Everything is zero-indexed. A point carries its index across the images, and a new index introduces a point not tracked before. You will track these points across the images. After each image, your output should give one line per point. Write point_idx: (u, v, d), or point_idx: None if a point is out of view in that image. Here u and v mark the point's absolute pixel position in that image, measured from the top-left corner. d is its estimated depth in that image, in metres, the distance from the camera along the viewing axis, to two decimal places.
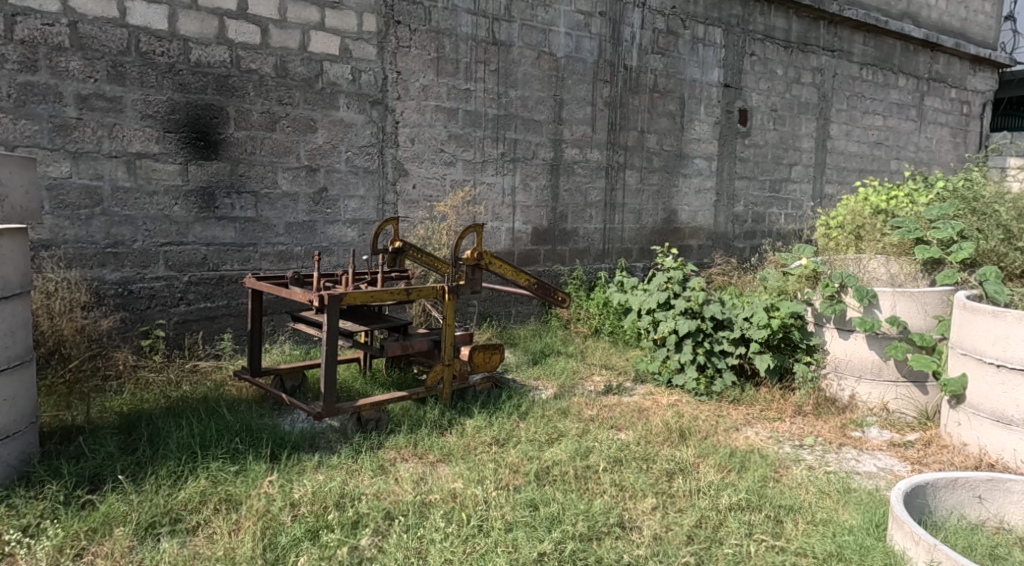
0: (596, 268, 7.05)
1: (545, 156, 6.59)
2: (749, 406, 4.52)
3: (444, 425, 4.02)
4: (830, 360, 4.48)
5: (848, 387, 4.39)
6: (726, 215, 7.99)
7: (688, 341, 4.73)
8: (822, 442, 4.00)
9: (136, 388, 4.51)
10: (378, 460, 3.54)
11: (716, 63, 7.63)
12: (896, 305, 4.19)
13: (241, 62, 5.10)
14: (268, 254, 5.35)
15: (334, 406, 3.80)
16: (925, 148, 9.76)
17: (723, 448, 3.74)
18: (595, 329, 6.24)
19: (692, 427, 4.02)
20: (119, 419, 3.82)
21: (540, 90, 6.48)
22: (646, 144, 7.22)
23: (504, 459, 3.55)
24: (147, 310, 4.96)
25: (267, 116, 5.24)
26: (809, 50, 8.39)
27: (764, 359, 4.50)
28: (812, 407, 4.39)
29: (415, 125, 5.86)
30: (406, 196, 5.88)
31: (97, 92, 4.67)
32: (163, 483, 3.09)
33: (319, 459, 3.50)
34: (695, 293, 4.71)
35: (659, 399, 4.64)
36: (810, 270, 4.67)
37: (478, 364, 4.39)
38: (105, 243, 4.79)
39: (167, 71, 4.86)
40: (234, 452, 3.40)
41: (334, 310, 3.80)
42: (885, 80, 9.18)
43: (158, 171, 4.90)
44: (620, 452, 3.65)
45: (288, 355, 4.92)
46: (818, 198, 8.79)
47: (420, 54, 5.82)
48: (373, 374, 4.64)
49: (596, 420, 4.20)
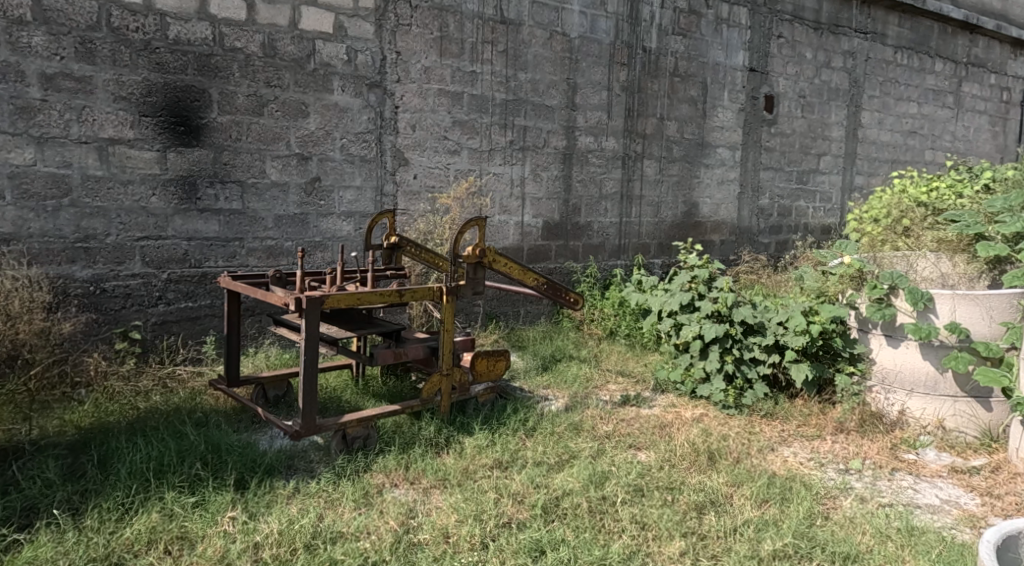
0: (611, 265, 6.57)
1: (557, 144, 6.10)
2: (785, 422, 4.04)
3: (441, 444, 3.56)
4: (876, 370, 3.97)
5: (898, 401, 3.89)
6: (750, 208, 7.47)
7: (715, 347, 4.25)
8: (871, 466, 3.50)
9: (105, 397, 4.08)
10: (362, 486, 3.10)
11: (741, 46, 7.11)
12: (956, 309, 3.69)
13: (224, 40, 4.64)
14: (256, 249, 4.90)
15: (315, 423, 3.34)
16: (963, 137, 9.20)
17: (760, 475, 3.26)
18: (610, 331, 5.76)
19: (722, 449, 3.54)
20: (76, 435, 3.38)
21: (552, 73, 6.00)
22: (666, 132, 6.71)
23: (507, 486, 3.09)
24: (122, 311, 4.53)
25: (254, 100, 4.78)
26: (840, 32, 7.86)
27: (801, 369, 4.02)
28: (856, 424, 3.89)
29: (415, 111, 5.39)
30: (405, 187, 5.42)
31: (64, 71, 4.23)
32: (108, 518, 2.66)
33: (295, 486, 3.06)
34: (723, 294, 4.27)
35: (682, 412, 4.16)
36: (854, 269, 4.11)
37: (481, 372, 3.91)
38: (75, 237, 4.36)
39: (143, 49, 4.41)
40: (195, 480, 2.95)
41: (315, 313, 3.33)
42: (922, 65, 8.61)
43: (133, 159, 4.45)
44: (640, 479, 3.18)
45: (274, 361, 4.48)
46: (848, 190, 8.25)
47: (422, 33, 5.34)
48: (366, 383, 4.20)
49: (612, 438, 3.74)
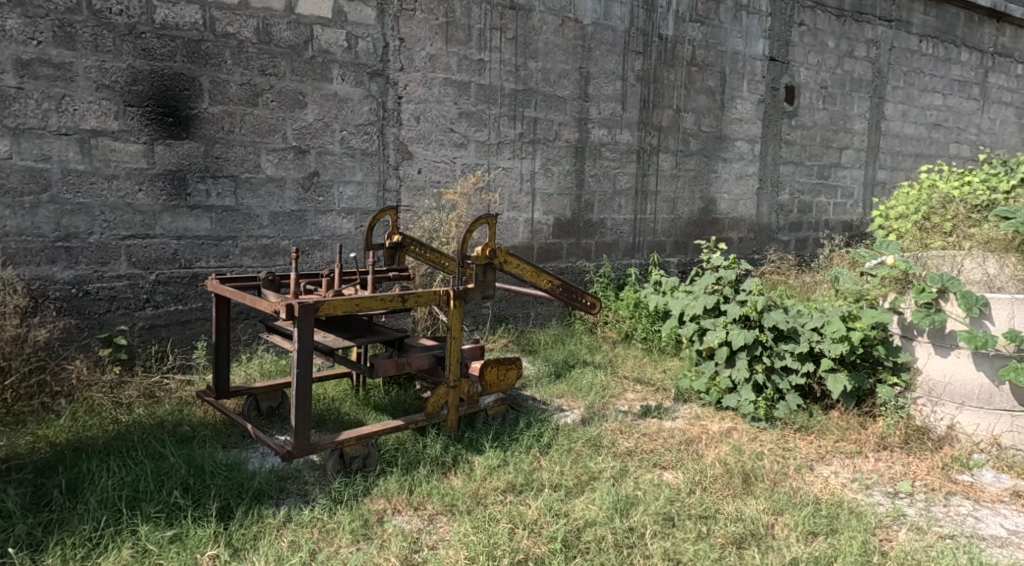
0: (625, 264, 6.24)
1: (569, 137, 5.78)
2: (821, 437, 3.70)
3: (448, 463, 3.24)
4: (922, 381, 3.65)
5: (946, 416, 3.56)
6: (769, 204, 7.13)
7: (743, 355, 3.93)
8: (923, 489, 3.18)
9: (85, 409, 3.76)
10: (361, 513, 2.79)
11: (761, 34, 6.77)
12: (1015, 315, 3.37)
13: (216, 24, 4.31)
14: (250, 249, 4.58)
15: (308, 442, 3.01)
16: (989, 130, 8.85)
17: (803, 501, 2.96)
18: (626, 334, 5.44)
19: (758, 470, 3.21)
20: (49, 454, 3.08)
21: (563, 62, 5.66)
22: (683, 124, 6.37)
23: (523, 515, 2.79)
24: (107, 315, 4.22)
25: (248, 89, 4.45)
26: (864, 20, 7.50)
27: (839, 380, 3.68)
28: (900, 440, 3.56)
29: (420, 101, 5.07)
30: (410, 182, 5.09)
31: (41, 57, 3.91)
32: (72, 557, 2.38)
33: (286, 514, 2.76)
34: (752, 297, 3.95)
35: (708, 426, 3.83)
36: (898, 271, 3.77)
37: (490, 383, 3.59)
38: (56, 236, 4.05)
39: (127, 34, 4.09)
40: (173, 510, 2.66)
41: (309, 320, 2.99)
42: (947, 54, 8.24)
43: (118, 152, 4.14)
44: (671, 506, 2.89)
45: (268, 369, 4.16)
46: (871, 185, 7.90)
47: (427, 19, 5.01)
48: (367, 394, 3.89)
49: (636, 455, 3.42)
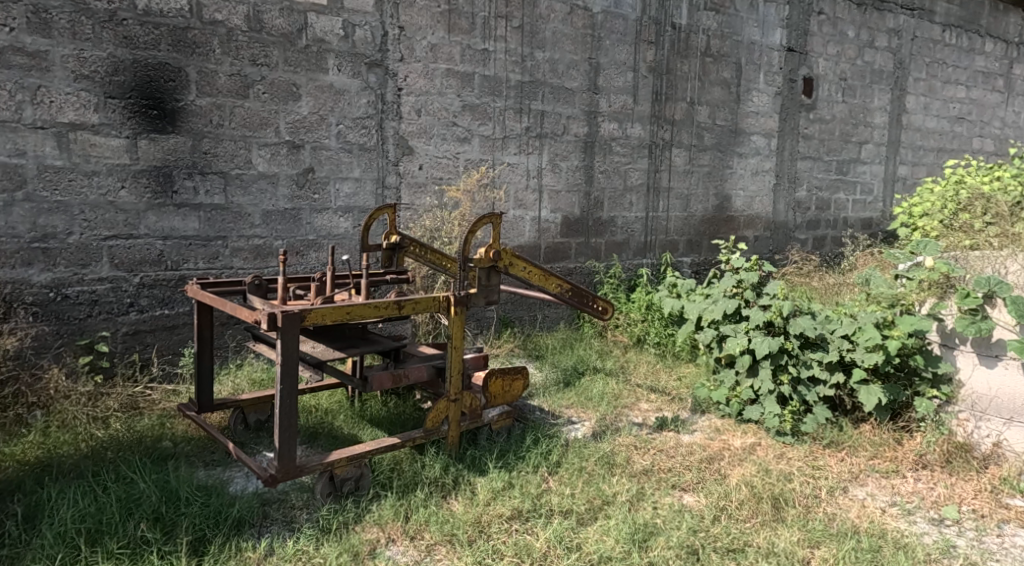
0: (636, 264, 5.95)
1: (578, 131, 5.48)
2: (853, 454, 3.39)
3: (448, 486, 2.96)
4: (966, 395, 3.37)
5: (992, 433, 3.28)
6: (786, 201, 6.82)
7: (767, 364, 3.63)
8: (971, 516, 2.90)
9: (60, 422, 3.50)
10: (351, 546, 2.52)
11: (779, 23, 6.46)
12: None
13: (203, 11, 4.03)
14: (241, 249, 4.30)
15: (294, 465, 2.72)
16: (1013, 123, 8.50)
17: (842, 532, 2.69)
18: (638, 339, 5.15)
19: (788, 493, 2.93)
20: (13, 476, 2.82)
21: (571, 53, 5.37)
22: (696, 117, 6.07)
23: (532, 548, 2.53)
24: (88, 320, 3.95)
25: (238, 80, 4.18)
26: (885, 9, 7.18)
27: (873, 393, 3.38)
28: (941, 459, 3.26)
29: (422, 93, 4.79)
30: (411, 179, 4.82)
31: (14, 45, 3.64)
32: None
33: (268, 547, 2.49)
34: (776, 302, 3.65)
35: (730, 441, 3.53)
36: (939, 274, 3.47)
37: (495, 395, 3.31)
38: (32, 236, 3.78)
39: (107, 21, 3.81)
40: (141, 545, 2.40)
41: (293, 330, 2.71)
42: (971, 44, 7.90)
43: (99, 147, 3.87)
44: (696, 538, 2.62)
45: (258, 379, 3.89)
46: (892, 180, 7.58)
47: (429, 6, 4.73)
48: (363, 406, 3.61)
49: (653, 475, 3.13)
